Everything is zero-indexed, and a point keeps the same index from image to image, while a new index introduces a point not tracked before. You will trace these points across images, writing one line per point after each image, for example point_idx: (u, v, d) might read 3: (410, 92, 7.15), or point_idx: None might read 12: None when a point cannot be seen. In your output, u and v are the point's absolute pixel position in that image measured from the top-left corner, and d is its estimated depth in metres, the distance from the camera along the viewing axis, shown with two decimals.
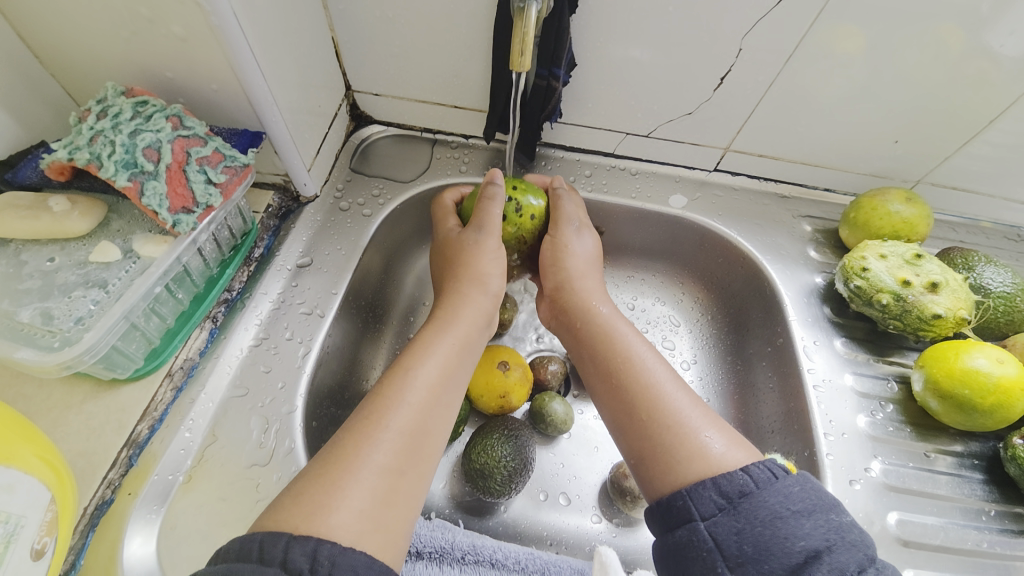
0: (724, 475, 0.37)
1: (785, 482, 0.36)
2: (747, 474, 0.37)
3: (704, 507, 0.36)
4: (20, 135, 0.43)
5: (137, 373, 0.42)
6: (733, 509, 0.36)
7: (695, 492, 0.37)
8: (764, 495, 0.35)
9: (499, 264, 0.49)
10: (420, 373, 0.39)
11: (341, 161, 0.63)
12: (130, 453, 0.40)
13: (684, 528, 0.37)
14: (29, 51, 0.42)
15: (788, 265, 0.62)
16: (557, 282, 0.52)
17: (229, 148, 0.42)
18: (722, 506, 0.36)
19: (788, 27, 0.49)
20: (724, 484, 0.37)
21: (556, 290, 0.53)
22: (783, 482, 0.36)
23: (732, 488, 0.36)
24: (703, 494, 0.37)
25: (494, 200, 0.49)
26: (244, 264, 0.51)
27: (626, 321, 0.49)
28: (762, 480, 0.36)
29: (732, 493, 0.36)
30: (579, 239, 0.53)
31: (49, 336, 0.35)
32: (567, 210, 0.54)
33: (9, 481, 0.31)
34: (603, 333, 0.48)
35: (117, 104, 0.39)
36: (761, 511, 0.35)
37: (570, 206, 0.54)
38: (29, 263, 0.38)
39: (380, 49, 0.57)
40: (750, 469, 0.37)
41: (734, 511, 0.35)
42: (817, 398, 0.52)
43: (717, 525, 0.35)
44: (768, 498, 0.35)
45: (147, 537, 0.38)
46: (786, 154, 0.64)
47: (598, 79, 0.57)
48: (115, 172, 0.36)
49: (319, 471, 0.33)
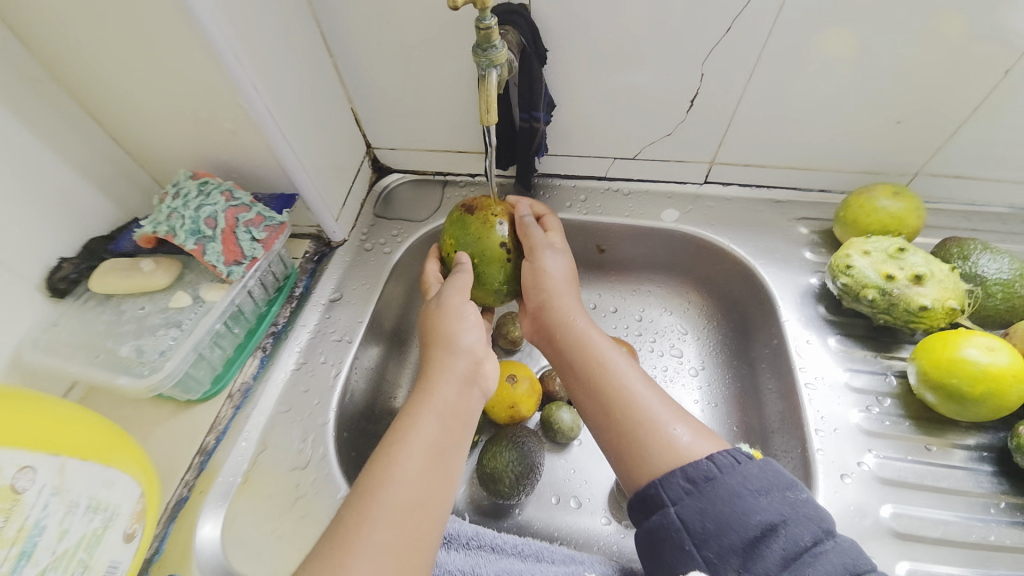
0: (691, 463, 0.40)
1: (746, 466, 0.39)
2: (711, 461, 0.40)
3: (673, 492, 0.40)
4: (118, 214, 0.57)
5: (206, 395, 0.53)
6: (698, 491, 0.39)
7: (665, 480, 0.41)
8: (726, 478, 0.39)
9: (473, 334, 0.53)
10: (406, 452, 0.44)
11: (366, 208, 0.74)
12: (200, 459, 0.50)
13: (657, 514, 0.40)
14: (123, 150, 0.56)
15: (783, 267, 0.64)
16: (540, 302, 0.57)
17: (268, 211, 0.52)
18: (688, 490, 0.39)
19: (742, 49, 0.55)
20: (690, 471, 0.40)
21: (538, 309, 0.57)
22: (745, 466, 0.39)
23: (696, 473, 0.40)
24: (672, 482, 0.40)
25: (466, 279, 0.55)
26: (287, 301, 0.62)
27: (600, 331, 0.54)
28: (725, 466, 0.39)
29: (698, 477, 0.40)
30: (552, 259, 0.57)
31: (141, 365, 0.46)
32: (538, 240, 0.57)
33: (111, 477, 0.40)
34: (580, 342, 0.53)
35: (186, 185, 0.50)
36: (722, 492, 0.38)
37: (540, 234, 0.58)
38: (127, 311, 0.50)
39: (391, 112, 0.67)
40: (715, 457, 0.40)
41: (699, 494, 0.39)
42: (809, 396, 0.53)
43: (684, 508, 0.39)
44: (730, 481, 0.39)
45: (216, 524, 0.47)
46: (772, 161, 0.67)
47: (580, 113, 0.64)
48: (185, 238, 0.47)
49: (325, 558, 0.38)
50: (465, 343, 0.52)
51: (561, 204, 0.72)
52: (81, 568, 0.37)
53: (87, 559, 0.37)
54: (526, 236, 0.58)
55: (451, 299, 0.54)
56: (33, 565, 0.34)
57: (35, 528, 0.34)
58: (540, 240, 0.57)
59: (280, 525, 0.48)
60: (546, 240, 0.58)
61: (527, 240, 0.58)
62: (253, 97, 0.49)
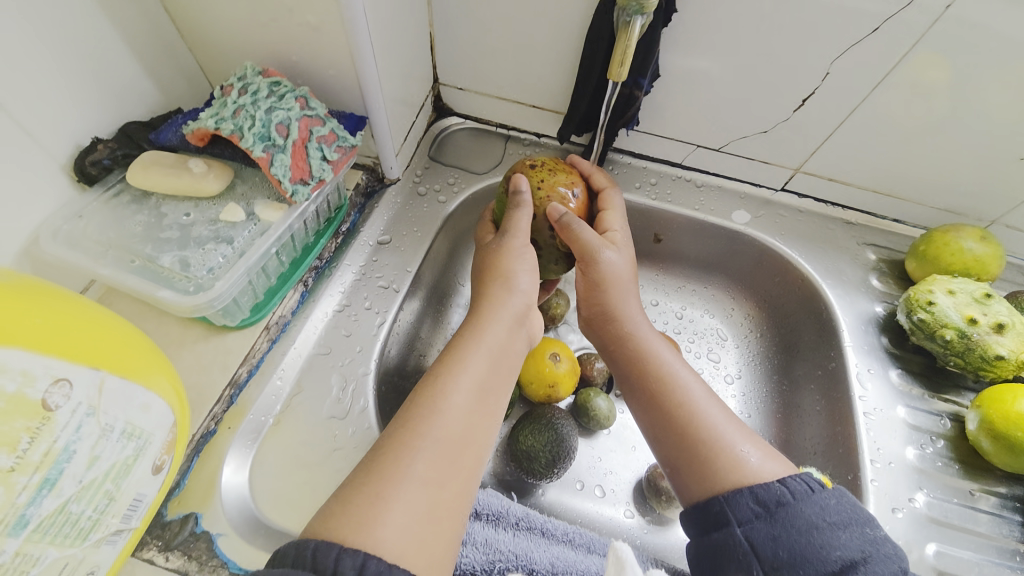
0: (761, 485, 0.39)
1: (821, 495, 0.38)
2: (783, 485, 0.39)
3: (741, 513, 0.39)
4: (158, 102, 0.49)
5: (243, 323, 0.48)
6: (770, 516, 0.38)
7: (732, 498, 0.39)
8: (801, 506, 0.37)
9: (527, 265, 0.50)
10: (456, 385, 0.41)
11: (421, 148, 0.67)
12: (232, 392, 0.46)
13: (721, 531, 0.39)
14: (174, 25, 0.48)
15: (849, 291, 0.63)
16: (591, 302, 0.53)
17: (343, 130, 0.46)
18: (758, 513, 0.38)
19: (878, 57, 0.50)
20: (761, 493, 0.39)
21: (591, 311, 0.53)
22: (820, 495, 0.38)
23: (769, 497, 0.38)
24: (740, 501, 0.39)
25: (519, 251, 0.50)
26: (334, 236, 0.56)
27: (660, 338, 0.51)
28: (799, 492, 0.38)
29: (769, 501, 0.38)
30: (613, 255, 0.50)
31: (185, 281, 0.40)
32: (591, 243, 0.48)
33: (147, 401, 0.36)
34: (637, 346, 0.50)
35: (256, 83, 0.43)
36: (797, 520, 0.37)
37: (590, 232, 0.49)
38: (168, 216, 0.43)
39: (472, 46, 0.60)
40: (788, 481, 0.39)
41: (771, 519, 0.37)
42: (866, 424, 0.54)
43: (753, 530, 0.38)
44: (805, 510, 0.37)
45: (239, 467, 0.44)
46: (860, 181, 0.63)
47: (679, 90, 0.59)
48: (253, 143, 0.41)
49: (364, 481, 0.36)
50: (519, 285, 0.49)
51: (629, 183, 0.68)
52: (106, 500, 0.34)
53: (112, 491, 0.34)
54: (574, 240, 0.49)
55: (511, 241, 0.49)
56: (55, 496, 0.30)
57: (64, 452, 0.30)
58: (591, 243, 0.48)
59: (310, 478, 0.45)
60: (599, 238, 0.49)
61: (574, 240, 0.49)
62: None
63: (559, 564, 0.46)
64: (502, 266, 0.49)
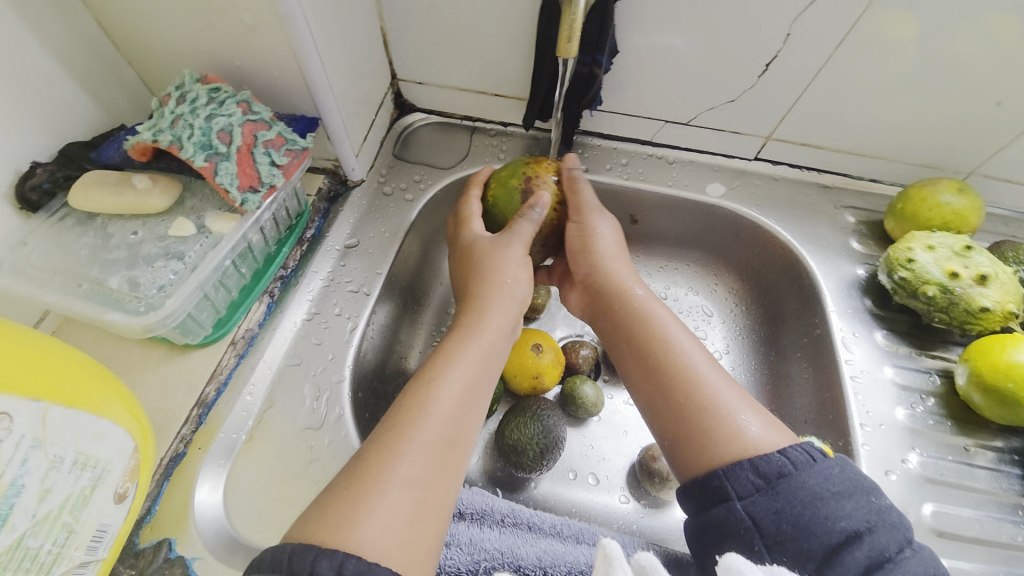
0: (762, 456, 0.38)
1: (825, 465, 0.37)
2: (785, 456, 0.37)
3: (741, 487, 0.37)
4: (101, 119, 0.47)
5: (207, 340, 0.47)
6: (771, 489, 0.36)
7: (732, 472, 0.38)
8: (804, 477, 0.36)
9: (526, 271, 0.50)
10: (443, 385, 0.39)
11: (385, 147, 0.65)
12: (200, 411, 0.44)
13: (720, 507, 0.38)
14: (108, 40, 0.46)
15: (830, 256, 0.62)
16: (590, 270, 0.54)
17: (290, 133, 0.45)
18: (759, 486, 0.37)
19: (837, 14, 0.48)
20: (762, 465, 0.37)
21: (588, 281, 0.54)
22: (822, 464, 0.37)
23: (770, 469, 0.37)
24: (740, 475, 0.38)
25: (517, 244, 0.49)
26: (298, 244, 0.55)
27: (662, 304, 0.50)
28: (801, 462, 0.37)
29: (770, 473, 0.37)
30: (603, 222, 0.54)
31: (135, 301, 0.39)
32: (587, 198, 0.54)
33: (101, 429, 0.34)
34: (641, 318, 0.49)
35: (194, 90, 0.42)
36: (799, 492, 0.36)
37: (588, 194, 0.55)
38: (115, 236, 0.42)
39: (426, 38, 0.58)
40: (788, 452, 0.38)
41: (772, 492, 0.36)
42: (854, 388, 0.53)
43: (754, 505, 0.37)
44: (808, 480, 0.36)
45: (215, 486, 0.42)
46: (833, 144, 0.62)
47: (640, 66, 0.57)
48: (193, 153, 0.40)
49: (345, 485, 0.34)
50: (512, 288, 0.48)
51: (600, 165, 0.67)
52: (65, 533, 0.32)
53: (71, 523, 0.33)
54: (574, 191, 0.54)
55: (511, 248, 0.49)
56: (9, 532, 0.30)
57: (12, 487, 0.29)
58: (588, 198, 0.54)
59: (288, 493, 0.43)
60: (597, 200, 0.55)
61: (576, 197, 0.54)
62: None
63: (548, 558, 0.44)
64: (498, 270, 0.48)
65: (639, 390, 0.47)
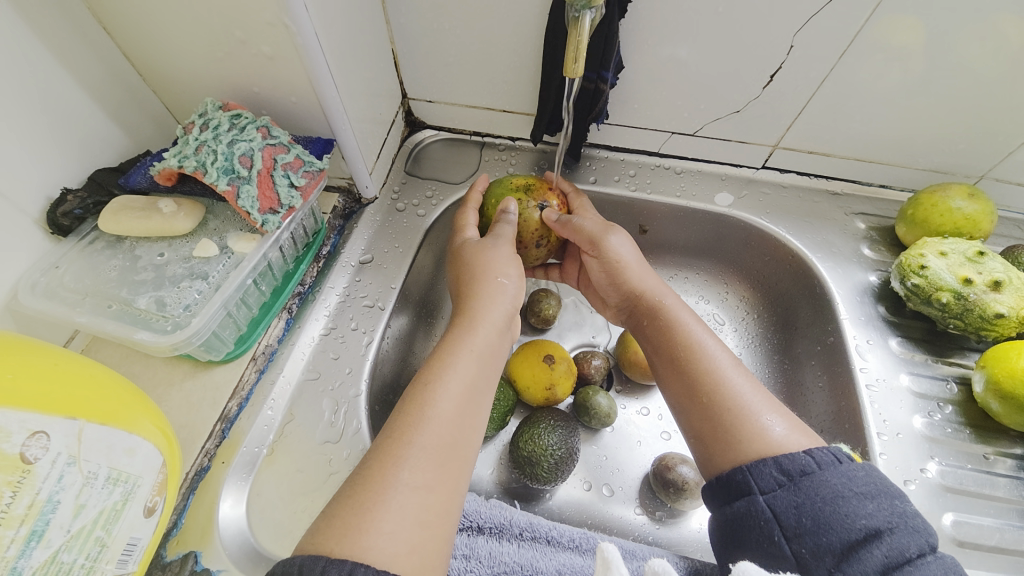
0: (786, 454, 0.38)
1: (849, 467, 0.37)
2: (809, 455, 0.38)
3: (764, 482, 0.37)
4: (127, 146, 0.50)
5: (228, 357, 0.48)
6: (794, 485, 0.37)
7: (756, 467, 0.38)
8: (826, 475, 0.36)
9: (516, 264, 0.50)
10: (441, 389, 0.40)
11: (397, 164, 0.67)
12: (222, 426, 0.46)
13: (742, 500, 0.38)
14: (134, 70, 0.48)
15: (840, 262, 0.62)
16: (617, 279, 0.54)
17: (307, 155, 0.47)
18: (782, 482, 0.37)
19: (841, 24, 0.49)
20: (785, 462, 0.38)
21: (621, 292, 0.54)
22: (847, 466, 0.37)
23: (793, 466, 0.37)
24: (763, 470, 0.38)
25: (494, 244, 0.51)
26: (314, 260, 0.56)
27: (691, 311, 0.49)
28: (825, 462, 0.37)
29: (793, 471, 0.37)
30: (619, 244, 0.54)
31: (163, 321, 0.41)
32: (596, 230, 0.53)
33: (132, 445, 0.36)
34: (667, 323, 0.49)
35: (217, 117, 0.44)
36: (823, 489, 0.36)
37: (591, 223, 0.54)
38: (143, 257, 0.44)
39: (435, 58, 0.60)
40: (813, 452, 0.38)
41: (794, 488, 0.37)
42: (870, 397, 0.53)
43: (776, 499, 0.37)
44: (830, 479, 0.36)
45: (237, 500, 0.43)
46: (840, 151, 0.62)
47: (645, 80, 0.58)
48: (217, 177, 0.42)
49: (350, 494, 0.35)
50: (506, 286, 0.49)
51: (608, 177, 0.67)
52: (98, 547, 0.34)
53: (104, 537, 0.34)
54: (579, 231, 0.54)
55: (498, 248, 0.50)
56: (45, 547, 0.31)
57: (48, 504, 0.31)
58: (594, 231, 0.53)
59: (309, 506, 0.44)
60: (601, 225, 0.54)
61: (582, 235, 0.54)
62: (292, 19, 0.41)
63: (567, 571, 0.45)
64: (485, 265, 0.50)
65: (668, 387, 0.46)
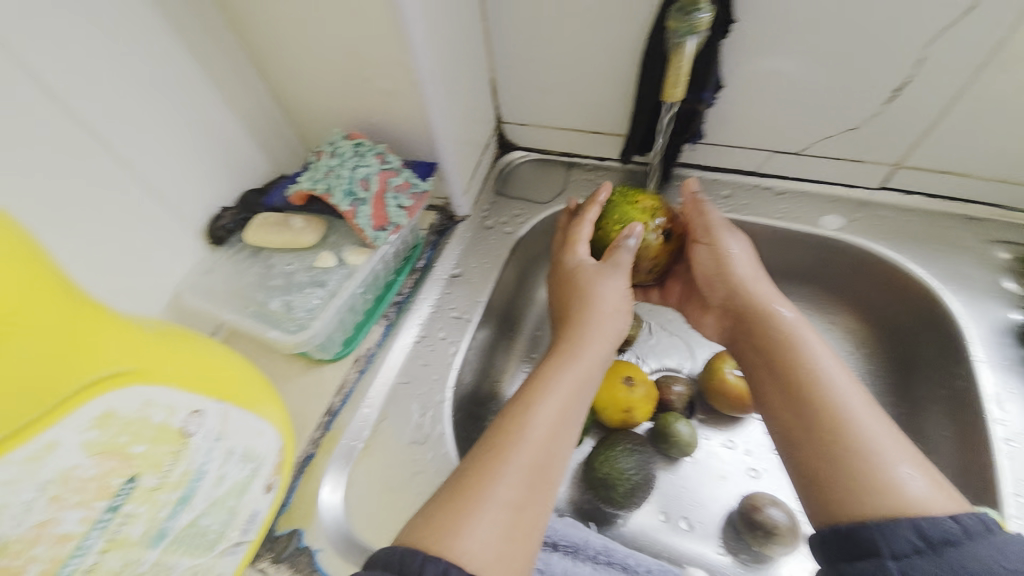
0: (928, 517, 0.33)
1: (1006, 539, 0.31)
2: (954, 521, 0.32)
3: (897, 545, 0.32)
4: (268, 169, 0.58)
5: (336, 356, 0.54)
6: (934, 553, 0.31)
7: (885, 528, 0.33)
8: (977, 547, 0.31)
9: (625, 301, 0.50)
10: (541, 412, 0.41)
11: (488, 184, 0.71)
12: (327, 419, 0.51)
13: (867, 563, 0.33)
14: (278, 105, 0.56)
15: (974, 298, 0.54)
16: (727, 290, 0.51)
17: (415, 178, 0.52)
18: (919, 548, 0.32)
19: (985, 30, 0.44)
20: (926, 526, 0.32)
21: (725, 300, 0.51)
22: (1001, 539, 0.31)
23: (934, 532, 0.32)
24: (896, 533, 0.32)
25: (617, 268, 0.50)
26: (411, 273, 0.61)
27: (813, 330, 0.45)
28: (975, 532, 0.31)
29: (935, 538, 0.32)
30: (738, 243, 0.52)
31: (289, 321, 0.47)
32: (717, 219, 0.53)
33: (262, 428, 0.42)
34: (785, 342, 0.45)
35: (343, 146, 0.51)
36: (974, 563, 0.30)
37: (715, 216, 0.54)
38: (276, 266, 0.51)
39: (531, 84, 0.63)
40: (960, 518, 0.32)
41: (936, 557, 0.31)
42: (1007, 454, 0.46)
43: (912, 568, 0.31)
44: (983, 552, 0.30)
45: (335, 487, 0.48)
46: (978, 172, 0.55)
47: (745, 98, 0.56)
48: (340, 199, 0.48)
49: (448, 498, 0.37)
50: (614, 316, 0.49)
51: None
52: (229, 514, 0.40)
53: (234, 507, 0.40)
54: (700, 215, 0.54)
55: (613, 271, 0.50)
56: (190, 510, 0.37)
57: (197, 472, 0.37)
58: (718, 219, 0.54)
59: (397, 501, 0.48)
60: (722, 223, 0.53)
61: (703, 220, 0.54)
62: (410, 57, 0.46)
63: None
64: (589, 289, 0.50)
65: (774, 417, 0.43)
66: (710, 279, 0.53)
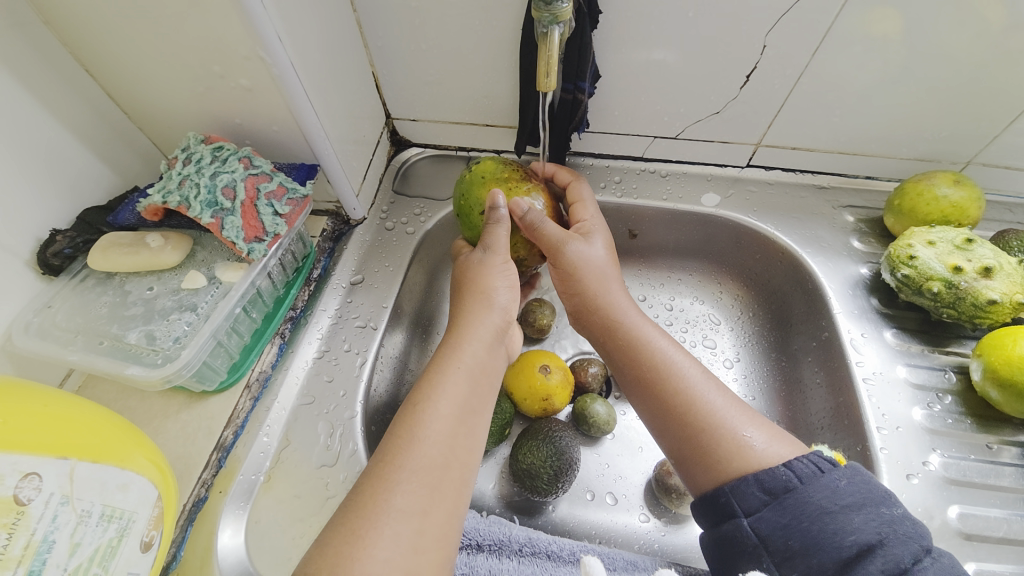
0: (766, 470, 0.38)
1: (832, 477, 0.36)
2: (789, 469, 0.37)
3: (748, 503, 0.37)
4: (116, 183, 0.51)
5: (222, 386, 0.48)
6: (778, 504, 0.36)
7: (737, 488, 0.38)
8: (809, 490, 0.36)
9: (508, 278, 0.49)
10: (433, 411, 0.40)
11: (384, 183, 0.68)
12: (219, 455, 0.46)
13: (729, 524, 0.38)
14: (120, 109, 0.49)
15: (831, 256, 0.61)
16: (578, 301, 0.52)
17: (291, 182, 0.48)
18: (765, 501, 0.37)
19: (813, 20, 0.49)
20: (767, 480, 0.37)
21: (577, 308, 0.52)
22: (829, 476, 0.36)
23: (775, 484, 0.37)
24: (745, 491, 0.38)
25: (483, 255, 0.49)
26: (305, 284, 0.57)
27: (655, 325, 0.49)
28: (806, 475, 0.37)
29: (776, 488, 0.37)
30: (585, 254, 0.51)
31: (153, 354, 0.42)
32: (556, 236, 0.50)
33: (125, 481, 0.36)
34: (633, 341, 0.48)
35: (199, 151, 0.45)
36: (806, 506, 0.36)
37: (552, 228, 0.50)
38: (133, 292, 0.45)
39: (415, 78, 0.61)
40: (793, 465, 0.38)
41: (779, 507, 0.36)
42: (868, 391, 0.53)
43: (761, 521, 0.37)
44: (813, 494, 0.36)
45: (236, 529, 0.43)
46: (823, 145, 0.62)
47: (623, 86, 0.58)
48: (201, 211, 0.43)
49: (342, 521, 0.35)
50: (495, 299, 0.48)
51: (594, 184, 0.67)
52: None
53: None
54: (540, 235, 0.50)
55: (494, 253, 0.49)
56: None
57: (43, 543, 0.31)
58: (558, 236, 0.50)
59: (310, 531, 0.44)
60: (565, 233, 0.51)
61: (543, 236, 0.50)
62: (267, 51, 0.42)
63: None
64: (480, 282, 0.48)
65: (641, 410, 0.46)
66: (563, 291, 0.53)
